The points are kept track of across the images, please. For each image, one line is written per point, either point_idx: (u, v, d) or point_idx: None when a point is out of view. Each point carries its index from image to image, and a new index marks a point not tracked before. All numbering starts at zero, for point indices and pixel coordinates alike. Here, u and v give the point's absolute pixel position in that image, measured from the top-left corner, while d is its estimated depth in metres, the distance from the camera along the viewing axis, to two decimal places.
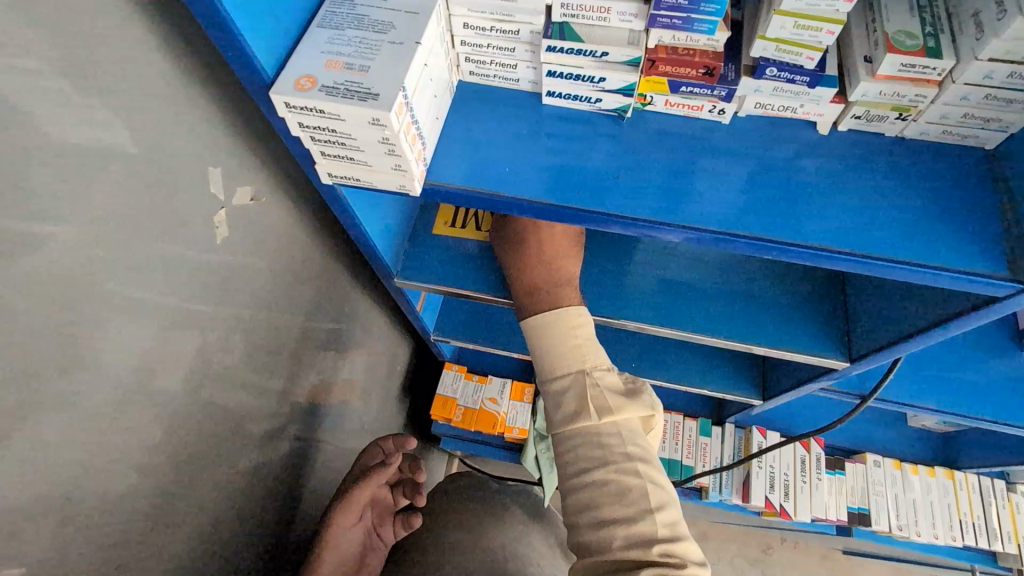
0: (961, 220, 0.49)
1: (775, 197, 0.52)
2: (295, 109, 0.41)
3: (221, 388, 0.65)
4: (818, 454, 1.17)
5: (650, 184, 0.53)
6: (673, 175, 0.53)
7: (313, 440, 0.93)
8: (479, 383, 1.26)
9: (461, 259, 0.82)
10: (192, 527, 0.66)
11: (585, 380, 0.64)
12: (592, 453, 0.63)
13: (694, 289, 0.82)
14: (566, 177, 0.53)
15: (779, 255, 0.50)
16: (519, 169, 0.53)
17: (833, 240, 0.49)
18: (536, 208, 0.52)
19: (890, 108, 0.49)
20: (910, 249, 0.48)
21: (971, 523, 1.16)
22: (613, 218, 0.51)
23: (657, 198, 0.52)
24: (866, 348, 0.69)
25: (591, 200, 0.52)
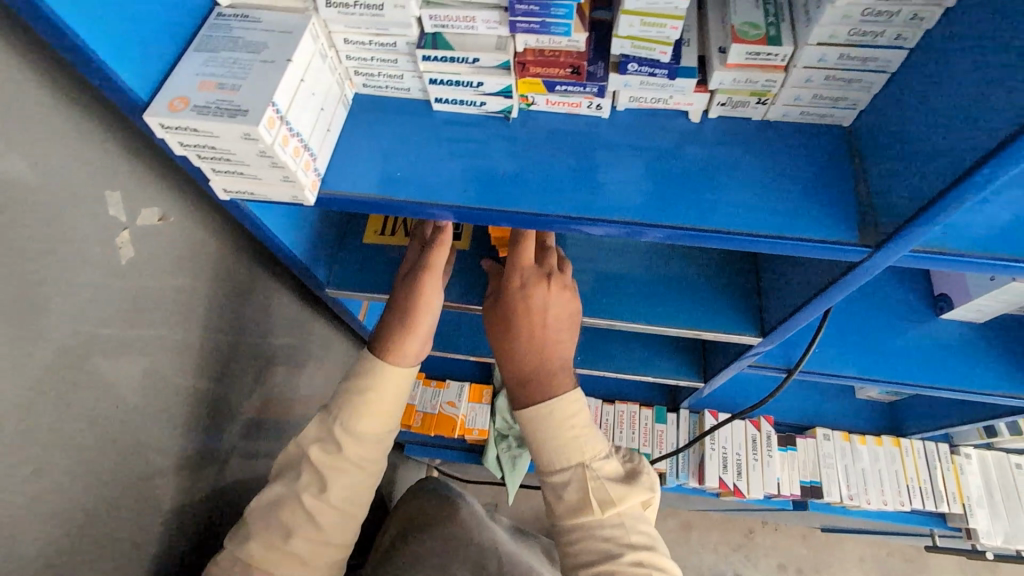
0: (822, 193, 0.53)
1: (654, 184, 0.55)
2: (171, 130, 0.43)
3: (153, 411, 0.66)
4: (768, 432, 1.21)
5: (538, 180, 0.55)
6: (560, 171, 0.56)
7: (267, 457, 0.93)
8: (438, 388, 1.28)
9: (391, 265, 0.84)
10: (137, 552, 0.66)
11: (586, 474, 0.63)
12: (596, 546, 0.61)
13: (618, 279, 0.86)
14: (456, 178, 0.56)
15: (660, 238, 0.53)
16: (414, 173, 0.56)
17: (707, 221, 0.53)
18: (432, 208, 0.55)
19: (749, 94, 0.53)
20: (776, 224, 0.52)
21: (918, 487, 1.20)
22: (503, 214, 0.54)
23: (543, 192, 0.55)
24: (774, 321, 0.73)
25: (483, 199, 0.54)
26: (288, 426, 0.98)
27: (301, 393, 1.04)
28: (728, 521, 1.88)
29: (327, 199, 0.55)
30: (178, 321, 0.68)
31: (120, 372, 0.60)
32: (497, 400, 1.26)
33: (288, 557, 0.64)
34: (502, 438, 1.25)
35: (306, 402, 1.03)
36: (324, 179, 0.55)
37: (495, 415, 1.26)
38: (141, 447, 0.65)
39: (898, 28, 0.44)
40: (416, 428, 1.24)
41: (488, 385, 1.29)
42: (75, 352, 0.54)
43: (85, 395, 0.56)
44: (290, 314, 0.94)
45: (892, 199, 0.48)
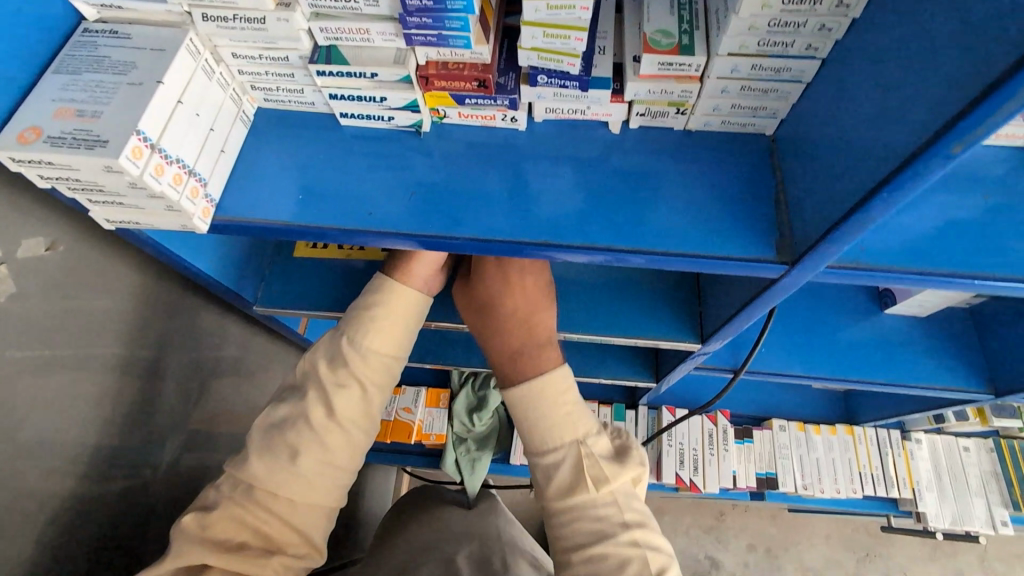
0: (742, 206, 0.51)
1: (574, 199, 0.52)
2: (27, 163, 0.40)
3: (57, 453, 0.62)
4: (725, 426, 1.22)
5: (451, 198, 0.52)
6: (475, 188, 0.53)
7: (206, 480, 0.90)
8: (393, 394, 1.26)
9: (323, 278, 0.80)
10: None
11: (580, 452, 0.58)
12: (589, 527, 0.56)
13: (558, 285, 0.83)
14: (361, 198, 0.52)
15: (580, 259, 0.51)
16: (320, 193, 0.52)
17: (626, 239, 0.50)
18: (338, 233, 0.51)
19: (666, 104, 0.51)
20: (694, 241, 0.49)
21: (870, 474, 1.22)
22: (410, 236, 0.51)
23: (454, 211, 0.52)
24: (713, 327, 0.72)
25: (393, 220, 0.51)
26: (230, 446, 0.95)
27: (243, 411, 1.00)
28: (699, 505, 1.90)
29: (226, 226, 0.51)
30: (83, 351, 0.64)
31: (15, 413, 0.56)
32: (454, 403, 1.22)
33: (297, 481, 0.56)
34: (460, 441, 1.21)
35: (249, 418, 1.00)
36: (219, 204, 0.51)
37: (452, 418, 1.22)
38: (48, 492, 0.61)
39: (807, 38, 0.43)
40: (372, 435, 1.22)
41: (445, 388, 1.27)
42: None
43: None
44: (222, 333, 0.90)
45: (806, 217, 0.46)
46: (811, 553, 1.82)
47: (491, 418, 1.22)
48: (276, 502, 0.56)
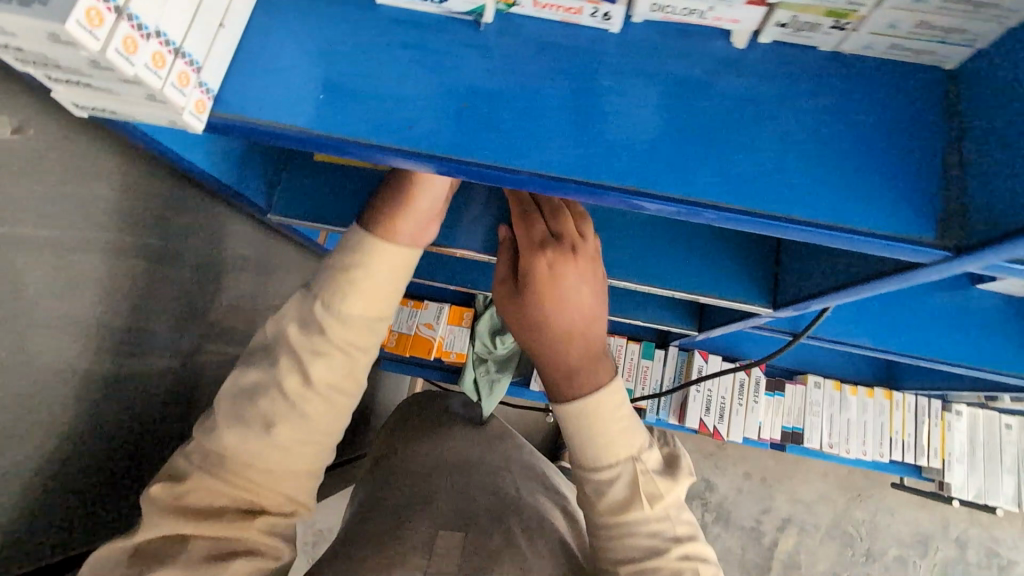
0: (895, 166, 0.38)
1: (676, 134, 0.40)
2: None
3: (55, 367, 0.56)
4: (758, 377, 1.15)
5: (516, 117, 0.40)
6: (547, 106, 0.41)
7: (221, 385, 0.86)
8: (415, 308, 1.19)
9: (342, 187, 0.69)
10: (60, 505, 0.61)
11: (637, 469, 0.54)
12: (642, 542, 0.53)
13: (609, 217, 0.70)
14: (398, 106, 0.40)
15: (676, 215, 0.40)
16: (349, 95, 0.41)
17: (741, 196, 0.38)
18: (372, 151, 0.40)
19: (824, 14, 0.37)
20: (826, 207, 0.38)
21: (901, 441, 1.17)
22: (456, 164, 0.40)
23: (514, 136, 0.40)
24: (795, 294, 0.61)
25: (441, 141, 0.40)
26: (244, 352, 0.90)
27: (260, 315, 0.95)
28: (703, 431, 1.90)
29: (230, 127, 0.40)
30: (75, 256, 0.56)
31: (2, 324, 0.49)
32: (477, 325, 1.17)
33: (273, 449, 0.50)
34: (480, 361, 1.17)
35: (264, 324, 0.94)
36: (220, 97, 0.40)
37: (474, 338, 1.18)
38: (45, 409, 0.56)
39: None
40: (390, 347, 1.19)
41: (469, 307, 1.20)
42: None
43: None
44: (233, 235, 0.82)
45: (999, 193, 0.34)
46: (805, 489, 1.84)
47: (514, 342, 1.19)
48: (250, 473, 0.50)
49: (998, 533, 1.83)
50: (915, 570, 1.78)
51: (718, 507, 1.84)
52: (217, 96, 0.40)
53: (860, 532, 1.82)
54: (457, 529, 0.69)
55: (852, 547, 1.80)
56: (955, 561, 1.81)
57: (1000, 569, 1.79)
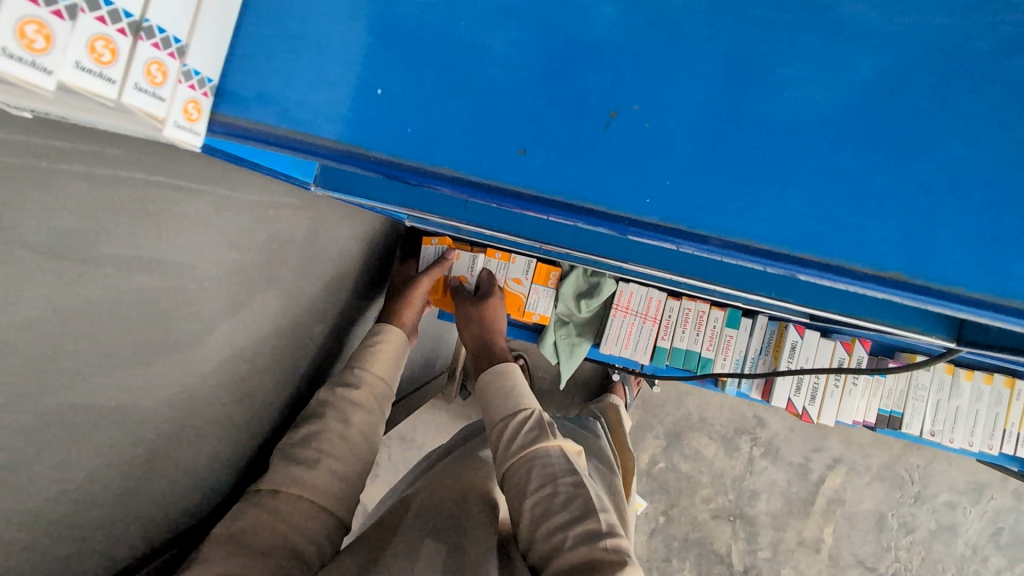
0: None
1: (901, 179, 0.29)
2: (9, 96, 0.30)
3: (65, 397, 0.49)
4: (860, 357, 1.01)
5: (675, 149, 0.30)
6: (716, 133, 0.29)
7: (276, 362, 0.80)
8: (502, 261, 1.09)
9: None
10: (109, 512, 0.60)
11: (546, 430, 0.83)
12: (530, 435, 0.82)
13: None
14: (489, 121, 0.30)
15: (868, 292, 0.31)
16: (439, 104, 0.31)
17: (969, 277, 0.29)
18: (483, 191, 0.31)
19: None
20: None
21: (1016, 433, 1.02)
22: (558, 207, 0.31)
23: (641, 169, 0.30)
24: None
25: (573, 186, 0.30)
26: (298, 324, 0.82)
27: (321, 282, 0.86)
28: None
29: (295, 147, 0.32)
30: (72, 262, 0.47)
31: None
32: (564, 286, 1.09)
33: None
34: (562, 324, 1.13)
35: (320, 289, 0.86)
36: (263, 92, 0.31)
37: (558, 300, 1.11)
38: (53, 417, 0.49)
39: None
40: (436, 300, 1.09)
41: (556, 266, 1.10)
42: None
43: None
44: (269, 191, 0.69)
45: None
46: (862, 432, 1.71)
47: (599, 306, 1.12)
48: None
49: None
50: (964, 516, 1.70)
51: (768, 442, 1.74)
52: (262, 93, 0.31)
53: (912, 477, 1.71)
54: (440, 539, 0.68)
55: (900, 489, 1.71)
56: (1009, 509, 1.71)
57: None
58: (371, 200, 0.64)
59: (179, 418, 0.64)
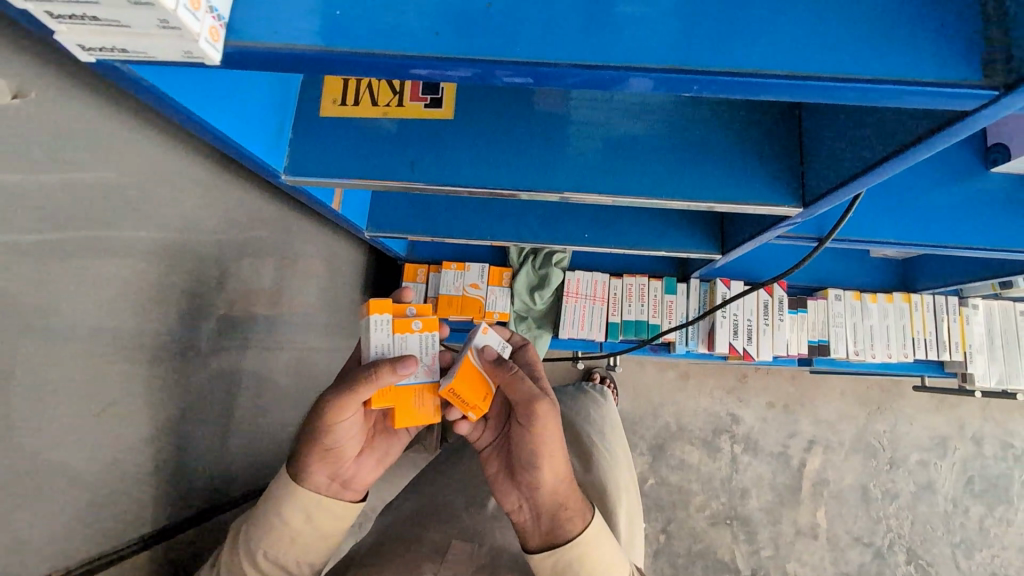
0: (917, 19, 0.39)
1: (720, 9, 0.40)
2: (70, 25, 0.34)
3: (80, 356, 0.56)
4: (781, 296, 1.16)
5: (561, 13, 0.41)
6: (585, 1, 0.41)
7: (238, 366, 0.88)
8: (459, 269, 1.22)
9: (364, 144, 0.72)
10: (115, 491, 0.64)
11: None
12: None
13: (634, 148, 0.70)
14: (426, 13, 0.40)
15: (727, 90, 0.40)
16: (372, 4, 0.41)
17: (789, 64, 0.39)
18: (423, 62, 0.40)
19: None
20: (843, 63, 0.39)
21: (924, 339, 1.17)
22: (481, 63, 0.40)
23: (538, 32, 0.40)
24: (827, 185, 0.59)
25: (480, 46, 0.40)
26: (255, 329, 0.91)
27: (273, 293, 0.97)
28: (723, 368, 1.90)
29: (268, 54, 0.40)
30: (92, 240, 0.55)
31: (25, 306, 0.49)
32: (517, 282, 1.22)
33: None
34: (521, 319, 1.24)
35: (272, 299, 0.97)
36: (242, 24, 0.39)
37: (514, 297, 1.23)
38: (74, 379, 0.56)
39: None
40: (398, 423, 0.69)
41: (506, 267, 1.24)
42: None
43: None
44: (237, 208, 0.81)
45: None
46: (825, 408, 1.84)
47: (551, 297, 1.24)
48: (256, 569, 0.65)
49: (1011, 426, 1.84)
50: (937, 471, 1.79)
51: (745, 438, 1.83)
52: (238, 27, 0.39)
53: (883, 443, 1.82)
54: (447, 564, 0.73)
55: (875, 458, 1.81)
56: (974, 457, 1.82)
57: (1016, 459, 1.80)
58: (325, 179, 0.73)
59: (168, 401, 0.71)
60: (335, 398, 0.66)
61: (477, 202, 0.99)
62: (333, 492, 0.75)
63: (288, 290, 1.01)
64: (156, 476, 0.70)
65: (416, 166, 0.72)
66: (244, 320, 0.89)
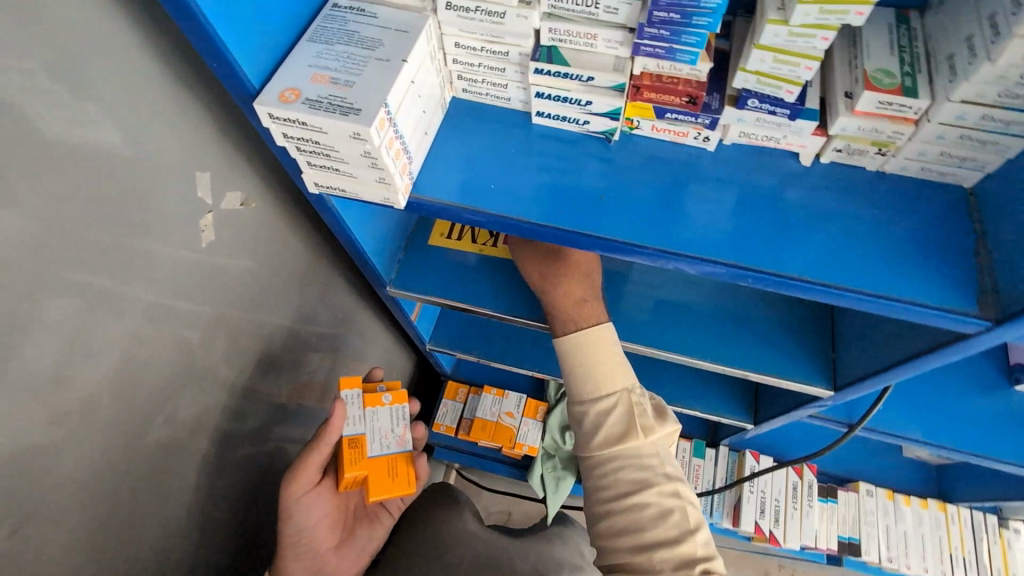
0: (926, 257, 0.51)
1: (773, 226, 0.54)
2: (293, 140, 0.44)
3: (195, 402, 0.66)
4: (809, 481, 1.17)
5: (652, 210, 0.55)
6: (671, 204, 0.55)
7: (292, 449, 0.94)
8: (498, 396, 1.30)
9: (458, 272, 0.87)
10: (169, 537, 0.68)
11: (631, 399, 0.64)
12: (635, 475, 0.63)
13: (686, 313, 0.82)
14: (553, 193, 0.55)
15: (775, 286, 0.52)
16: (517, 180, 0.56)
17: (825, 274, 0.51)
18: (545, 230, 0.54)
19: (870, 143, 0.52)
20: (868, 279, 0.51)
21: (962, 557, 1.14)
22: (590, 237, 0.53)
23: (634, 220, 0.54)
24: (855, 374, 0.68)
25: (590, 223, 0.54)
26: (314, 417, 0.99)
27: (336, 387, 1.06)
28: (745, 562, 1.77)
29: (436, 206, 0.55)
30: (237, 307, 0.68)
31: (180, 349, 0.61)
32: (549, 419, 1.28)
33: None
34: (549, 457, 1.28)
35: (334, 392, 1.06)
36: (424, 183, 0.55)
37: (545, 433, 1.28)
38: (187, 419, 0.65)
39: None
40: (373, 492, 0.75)
41: (543, 402, 1.30)
42: (133, 335, 0.54)
43: (131, 396, 0.56)
44: (336, 307, 0.95)
45: None
46: None
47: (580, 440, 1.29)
48: None
49: None
50: None
51: None
52: (421, 184, 0.55)
53: None
54: None
55: None
56: None
57: None
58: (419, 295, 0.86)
59: (232, 462, 0.78)
60: (289, 477, 0.70)
61: (532, 336, 1.13)
62: None
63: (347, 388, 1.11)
64: (201, 534, 0.74)
65: (498, 297, 0.86)
66: (310, 406, 0.98)
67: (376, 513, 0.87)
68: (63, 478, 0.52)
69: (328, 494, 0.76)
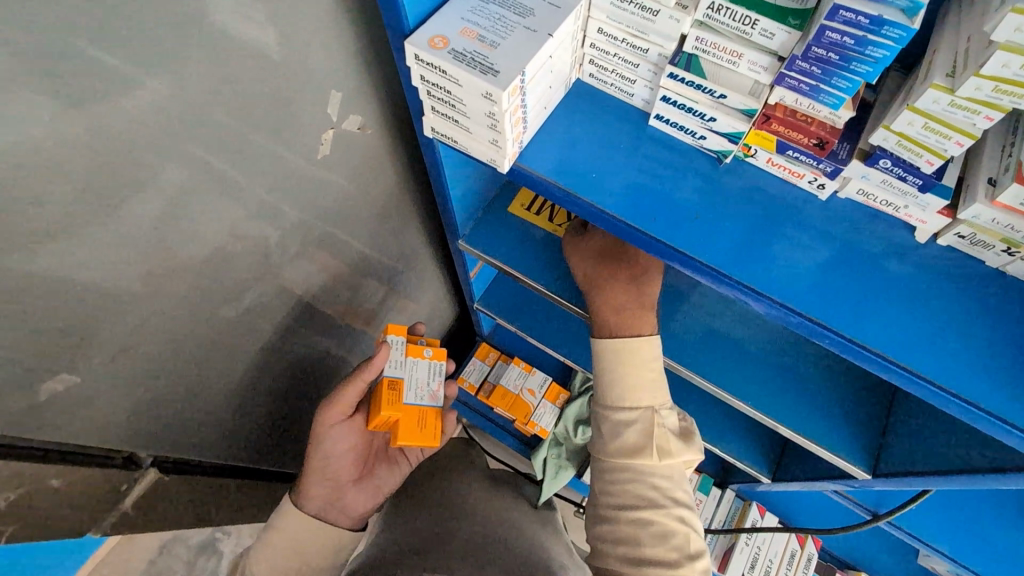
0: (1017, 371, 0.49)
1: (864, 292, 0.52)
2: (427, 83, 0.46)
3: (266, 293, 0.70)
4: (809, 554, 1.15)
5: (744, 241, 0.54)
6: (765, 241, 0.54)
7: (332, 362, 1.00)
8: (525, 370, 1.32)
9: (525, 243, 0.89)
10: (215, 408, 0.74)
11: (654, 418, 0.64)
12: (643, 492, 0.63)
13: (738, 350, 0.80)
14: (650, 198, 0.55)
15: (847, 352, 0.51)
16: (618, 174, 0.56)
17: (905, 356, 0.50)
18: (633, 232, 0.54)
19: (999, 239, 0.49)
20: (949, 374, 0.49)
21: None
22: (675, 251, 0.53)
23: (723, 247, 0.54)
24: (899, 466, 0.65)
25: (679, 236, 0.54)
26: (358, 339, 1.04)
27: (385, 318, 1.11)
28: None
29: (537, 181, 0.56)
30: (323, 218, 0.72)
31: (269, 244, 0.65)
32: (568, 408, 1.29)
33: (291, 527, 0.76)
34: (556, 444, 1.30)
35: (381, 322, 1.10)
36: (530, 155, 0.56)
37: (560, 420, 1.30)
38: (256, 307, 0.70)
39: None
40: (401, 437, 0.79)
41: (565, 390, 1.32)
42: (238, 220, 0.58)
43: (221, 274, 0.61)
44: (406, 243, 0.99)
45: None
46: None
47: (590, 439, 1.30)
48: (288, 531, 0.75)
49: None
50: None
51: None
52: (526, 154, 0.56)
53: None
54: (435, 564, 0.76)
55: None
56: None
57: None
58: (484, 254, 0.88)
59: (282, 358, 0.83)
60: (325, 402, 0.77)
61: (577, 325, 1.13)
62: (332, 517, 0.79)
63: (394, 322, 1.15)
64: (240, 412, 0.80)
65: (558, 279, 0.87)
66: (358, 329, 1.03)
67: (397, 458, 0.90)
68: (153, 332, 0.57)
69: (357, 428, 0.82)
